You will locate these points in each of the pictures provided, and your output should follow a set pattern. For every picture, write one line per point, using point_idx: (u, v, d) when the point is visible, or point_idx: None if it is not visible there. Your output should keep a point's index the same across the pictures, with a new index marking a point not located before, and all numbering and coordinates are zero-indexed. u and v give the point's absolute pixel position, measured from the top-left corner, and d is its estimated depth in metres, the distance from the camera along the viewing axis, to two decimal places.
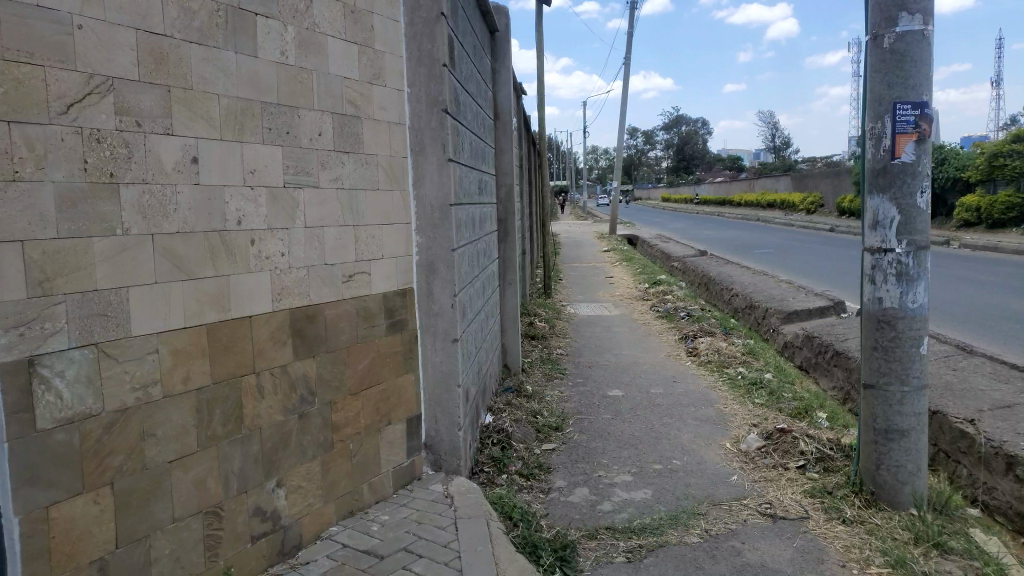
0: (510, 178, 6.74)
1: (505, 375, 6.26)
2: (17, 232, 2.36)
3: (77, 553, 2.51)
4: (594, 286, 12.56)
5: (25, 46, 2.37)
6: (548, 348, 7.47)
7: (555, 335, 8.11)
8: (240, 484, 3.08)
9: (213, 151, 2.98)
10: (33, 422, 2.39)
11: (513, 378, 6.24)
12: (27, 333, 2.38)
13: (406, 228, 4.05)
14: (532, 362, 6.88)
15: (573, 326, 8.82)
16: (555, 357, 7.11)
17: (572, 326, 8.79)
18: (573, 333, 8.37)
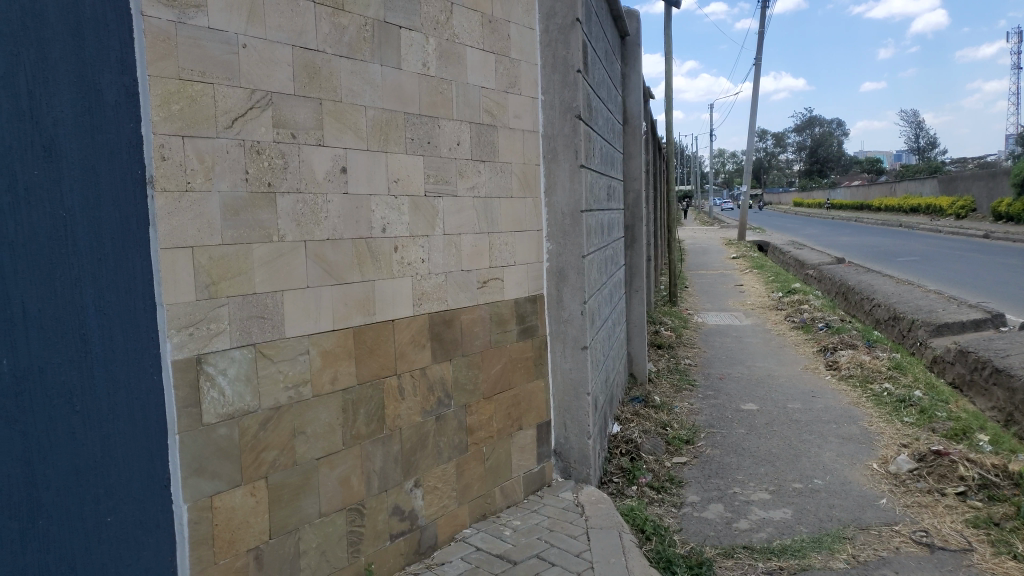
0: (638, 184, 6.65)
1: (632, 385, 6.16)
2: (188, 239, 2.54)
3: (237, 541, 2.67)
4: (721, 295, 12.16)
5: (197, 66, 2.56)
6: (675, 358, 7.30)
7: (683, 345, 7.91)
8: (381, 483, 3.18)
9: (361, 161, 3.10)
10: (200, 416, 2.56)
11: (640, 387, 6.13)
12: (196, 332, 2.56)
13: (538, 235, 4.06)
14: (660, 372, 6.74)
15: (702, 336, 8.57)
16: (683, 367, 6.93)
17: (700, 336, 8.55)
18: (702, 343, 8.13)
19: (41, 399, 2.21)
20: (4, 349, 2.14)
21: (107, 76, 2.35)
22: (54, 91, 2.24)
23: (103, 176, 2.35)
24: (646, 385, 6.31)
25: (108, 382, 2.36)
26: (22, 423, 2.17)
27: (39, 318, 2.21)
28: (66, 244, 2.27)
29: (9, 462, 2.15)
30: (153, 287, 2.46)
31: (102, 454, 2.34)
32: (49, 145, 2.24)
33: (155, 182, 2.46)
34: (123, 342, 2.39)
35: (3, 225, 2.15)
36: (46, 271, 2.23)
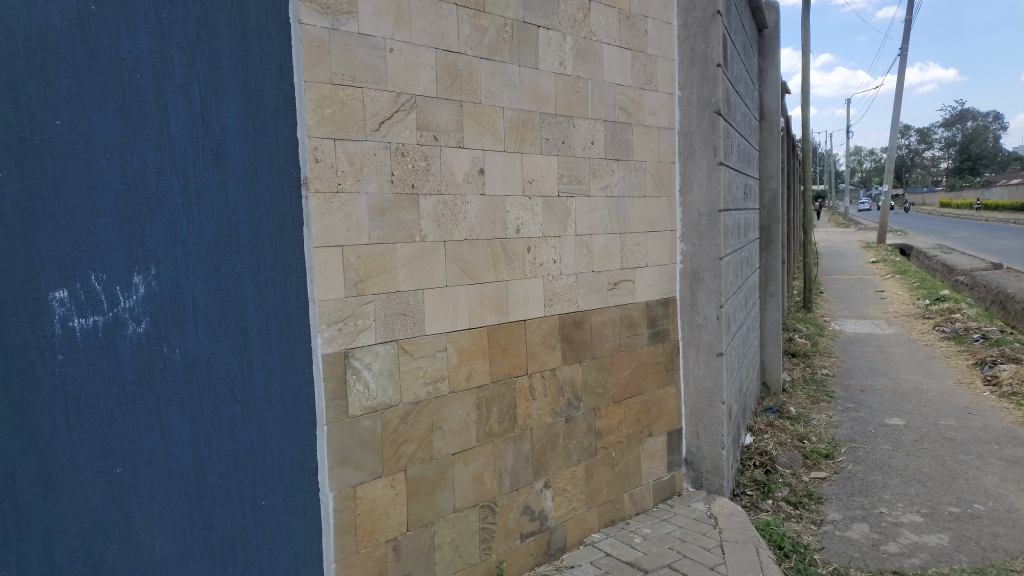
0: (774, 183, 6.38)
1: (764, 395, 5.96)
2: (338, 238, 2.69)
3: (377, 531, 2.77)
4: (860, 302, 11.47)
5: (348, 71, 2.67)
6: (811, 368, 6.96)
7: (820, 354, 7.53)
8: (513, 482, 3.20)
9: (499, 162, 3.13)
10: (346, 408, 2.71)
11: (774, 398, 5.89)
12: (344, 327, 2.71)
13: (671, 236, 3.98)
14: (795, 382, 6.45)
15: (840, 345, 8.12)
16: (820, 378, 6.59)
17: (837, 345, 8.11)
18: (840, 352, 7.69)
19: (208, 385, 2.43)
20: (177, 339, 2.36)
21: (268, 83, 2.53)
22: (222, 99, 2.44)
23: (263, 178, 2.54)
24: (780, 396, 6.07)
25: (265, 372, 2.55)
26: (192, 407, 2.40)
27: (207, 311, 2.43)
28: (230, 242, 2.48)
29: (180, 443, 2.37)
30: (305, 284, 2.63)
31: (258, 440, 2.54)
32: (217, 149, 2.44)
33: (310, 184, 2.62)
34: (278, 335, 2.58)
35: (177, 225, 2.37)
36: (213, 267, 2.44)
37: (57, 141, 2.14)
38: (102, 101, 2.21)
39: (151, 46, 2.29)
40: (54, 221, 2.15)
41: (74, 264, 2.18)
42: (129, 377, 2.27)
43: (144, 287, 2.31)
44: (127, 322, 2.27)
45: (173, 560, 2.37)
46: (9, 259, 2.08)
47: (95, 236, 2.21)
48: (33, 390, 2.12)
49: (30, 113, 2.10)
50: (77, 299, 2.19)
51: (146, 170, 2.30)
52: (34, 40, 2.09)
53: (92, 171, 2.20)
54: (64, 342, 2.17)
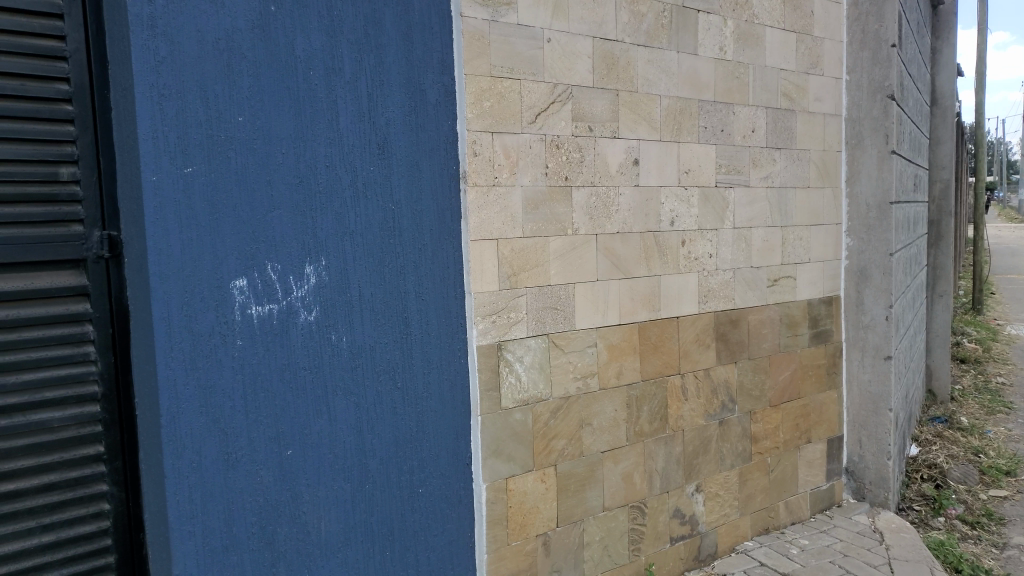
0: (945, 172, 5.91)
1: (930, 404, 5.53)
2: (494, 231, 2.71)
3: (528, 525, 2.80)
4: None
5: (507, 63, 2.68)
6: (983, 376, 6.40)
7: (992, 361, 6.91)
8: (663, 484, 3.11)
9: (654, 152, 3.04)
10: (499, 400, 2.74)
11: (941, 407, 5.46)
12: (497, 320, 2.73)
13: (837, 229, 3.74)
14: (965, 391, 5.94)
15: (1015, 351, 7.41)
16: (994, 388, 6.03)
17: (1012, 351, 7.40)
18: (1016, 360, 7.02)
19: (371, 374, 2.52)
20: (344, 327, 2.46)
21: (430, 77, 2.56)
22: (387, 94, 2.50)
23: (425, 171, 2.58)
24: (948, 405, 5.62)
25: (424, 362, 2.61)
26: (356, 394, 2.49)
27: (372, 301, 2.51)
28: (393, 234, 2.53)
29: (345, 428, 2.48)
30: (463, 276, 2.67)
31: (417, 429, 2.60)
32: (382, 142, 2.50)
33: (468, 178, 2.65)
34: (437, 326, 2.62)
35: (346, 217, 2.45)
36: (378, 259, 2.51)
37: (239, 137, 2.27)
38: (279, 98, 2.32)
39: (324, 44, 2.38)
40: (236, 213, 2.28)
41: (253, 255, 2.31)
42: (301, 363, 2.39)
43: (315, 277, 2.41)
44: (299, 311, 2.38)
45: (338, 541, 2.48)
46: (198, 249, 2.23)
47: (272, 228, 2.33)
48: (217, 373, 2.27)
49: (216, 110, 2.23)
50: (256, 288, 2.32)
51: (318, 164, 2.40)
52: (221, 42, 2.22)
53: (270, 165, 2.32)
54: (243, 328, 2.30)
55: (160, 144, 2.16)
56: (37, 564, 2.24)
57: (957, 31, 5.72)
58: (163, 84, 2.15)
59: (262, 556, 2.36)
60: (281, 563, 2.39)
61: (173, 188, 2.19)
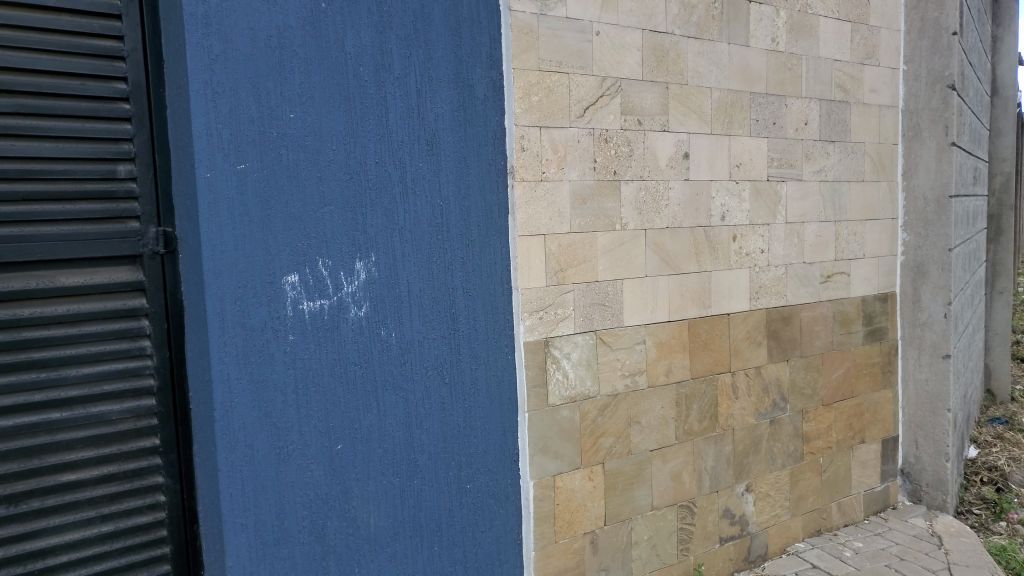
0: (1003, 164, 5.73)
1: (986, 404, 5.38)
2: (542, 227, 2.68)
3: (576, 523, 2.78)
4: None
5: (555, 57, 2.66)
6: None
7: None
8: (713, 483, 3.07)
9: (704, 146, 2.99)
10: (546, 397, 2.72)
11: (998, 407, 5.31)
12: (544, 316, 2.71)
13: (892, 224, 3.64)
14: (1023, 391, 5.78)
15: None
16: None
17: None
18: None
19: (420, 369, 2.53)
20: (393, 323, 2.47)
21: (478, 72, 2.55)
22: (435, 89, 2.49)
23: (473, 167, 2.57)
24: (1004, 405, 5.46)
25: (471, 358, 2.61)
26: (405, 389, 2.50)
27: (420, 297, 2.51)
28: (442, 230, 2.53)
29: (394, 423, 2.49)
30: (510, 272, 2.65)
31: (464, 425, 2.61)
32: (431, 138, 2.50)
33: (516, 173, 2.63)
34: (484, 322, 2.62)
35: (395, 213, 2.46)
36: (426, 255, 2.51)
37: (291, 134, 2.28)
38: (329, 94, 2.33)
39: (373, 40, 2.38)
40: (288, 209, 2.29)
41: (304, 251, 2.32)
42: (351, 358, 2.41)
43: (364, 273, 2.42)
44: (349, 306, 2.40)
45: (387, 536, 2.50)
46: (250, 245, 2.25)
47: (323, 224, 2.35)
48: (269, 367, 2.29)
49: (268, 107, 2.25)
50: (307, 283, 2.34)
51: (368, 160, 2.40)
52: (272, 39, 2.24)
53: (320, 161, 2.33)
54: (295, 323, 2.32)
55: (214, 141, 2.18)
56: (96, 553, 2.30)
57: (1017, 17, 5.54)
58: (217, 81, 2.17)
59: (312, 549, 2.39)
60: (331, 557, 2.42)
61: (227, 184, 2.21)
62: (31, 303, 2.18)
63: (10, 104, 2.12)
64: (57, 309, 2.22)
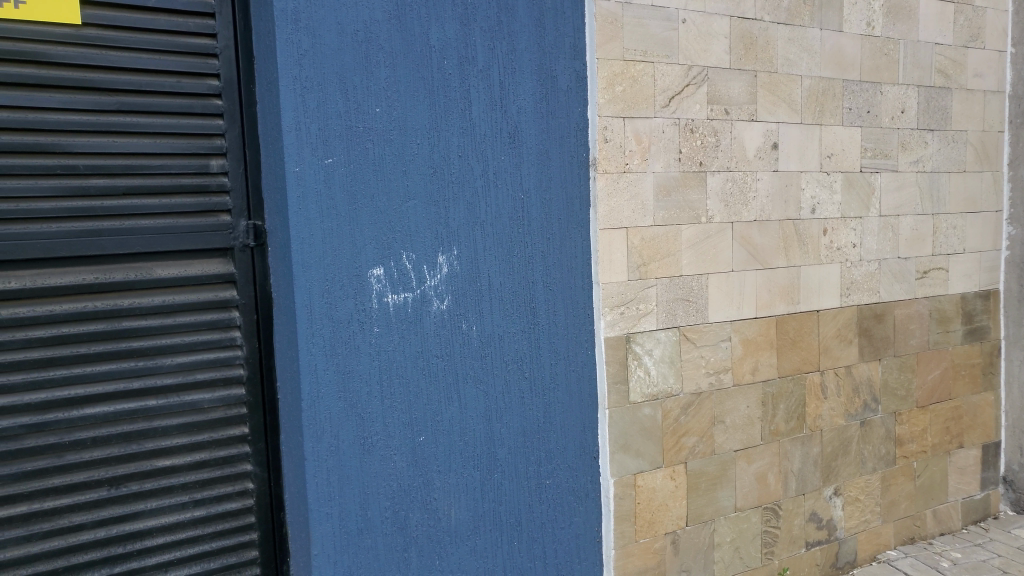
0: None
1: None
2: (624, 220, 2.63)
3: (656, 522, 2.74)
4: None
5: (640, 46, 2.60)
6: None
7: None
8: (799, 486, 2.98)
9: (794, 136, 2.89)
10: (627, 393, 2.68)
11: None
12: (626, 312, 2.66)
13: (997, 217, 3.45)
14: None
15: None
16: None
17: None
18: None
19: (500, 363, 2.51)
20: (474, 317, 2.47)
21: (562, 62, 2.52)
22: (519, 81, 2.47)
23: (555, 159, 2.54)
24: None
25: (552, 353, 2.58)
26: (485, 383, 2.50)
27: (501, 291, 2.50)
28: (523, 224, 2.51)
29: (474, 417, 2.49)
30: (592, 266, 2.61)
31: (544, 420, 2.59)
32: (514, 131, 2.48)
33: (598, 165, 2.58)
34: (565, 316, 2.59)
35: (477, 207, 2.45)
36: (508, 248, 2.50)
37: (376, 128, 2.30)
38: (414, 88, 2.33)
39: (457, 32, 2.37)
40: (373, 203, 2.31)
41: (389, 244, 2.34)
42: (433, 351, 2.42)
43: (447, 267, 2.42)
44: (432, 300, 2.41)
45: (467, 529, 2.51)
46: (337, 238, 2.27)
47: (407, 217, 2.35)
48: (354, 359, 2.31)
49: (355, 102, 2.27)
50: (391, 277, 2.35)
51: (451, 154, 2.40)
52: (359, 34, 2.25)
53: (405, 155, 2.34)
54: (379, 316, 2.34)
55: (302, 136, 2.21)
56: (189, 536, 2.37)
57: None
58: (306, 76, 2.20)
59: (395, 540, 2.42)
60: (413, 548, 2.44)
61: (315, 178, 2.23)
62: (129, 294, 2.26)
63: (112, 102, 2.19)
64: (153, 299, 2.29)
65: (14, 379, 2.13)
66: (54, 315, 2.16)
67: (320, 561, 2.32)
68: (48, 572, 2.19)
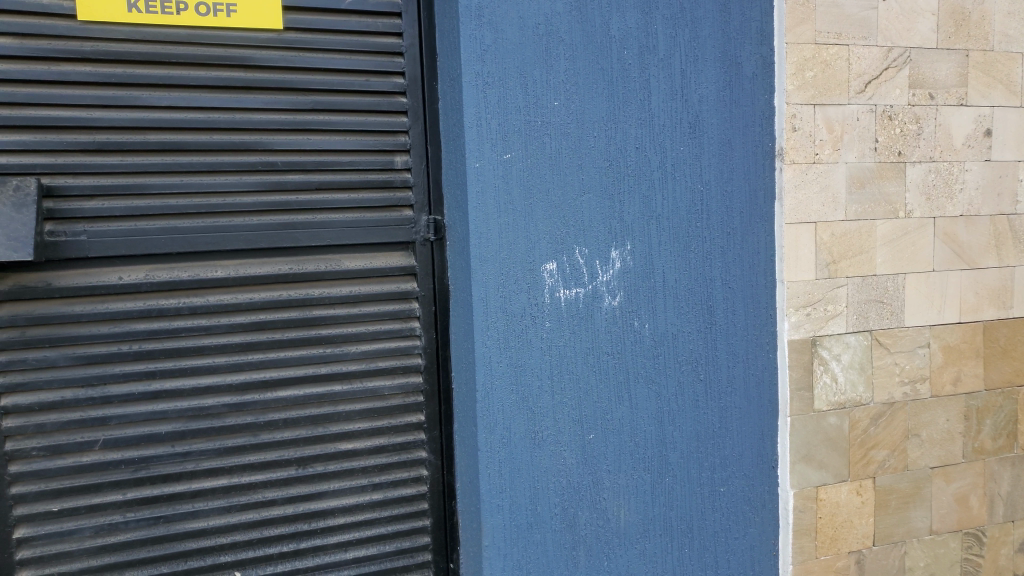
0: None
1: None
2: (812, 214, 2.48)
3: (839, 540, 2.59)
4: None
5: (834, 28, 2.44)
6: None
7: None
8: (1007, 512, 2.75)
9: (1011, 121, 2.64)
10: (812, 401, 2.53)
11: None
12: (813, 313, 2.51)
13: None
14: None
15: None
16: None
17: None
18: None
19: (674, 363, 2.43)
20: (648, 315, 2.40)
21: (748, 48, 2.41)
22: (701, 69, 2.38)
23: (737, 150, 2.43)
24: None
25: (728, 354, 2.48)
26: (658, 383, 2.43)
27: (676, 288, 2.41)
28: (701, 218, 2.42)
29: (646, 418, 2.43)
30: (775, 262, 2.49)
31: (720, 425, 2.50)
32: (694, 121, 2.39)
33: (784, 155, 2.44)
34: (744, 315, 2.48)
35: (653, 201, 2.37)
36: (685, 244, 2.41)
37: (554, 121, 2.28)
38: (593, 80, 2.30)
39: (639, 21, 2.31)
40: (548, 197, 2.29)
41: (563, 240, 2.31)
42: (605, 348, 2.37)
43: (621, 262, 2.37)
44: (604, 296, 2.36)
45: (636, 532, 2.45)
46: (513, 232, 2.27)
47: (582, 212, 2.32)
48: (527, 353, 2.31)
49: (534, 96, 2.26)
50: (564, 272, 2.33)
51: (629, 145, 2.34)
52: (540, 27, 2.24)
53: (581, 149, 2.30)
54: (552, 312, 2.33)
55: (483, 131, 2.22)
56: (368, 519, 2.47)
57: None
58: (488, 72, 2.21)
59: (563, 538, 2.40)
60: (581, 547, 2.42)
61: (494, 173, 2.24)
62: (320, 284, 2.38)
63: (307, 102, 2.30)
64: (340, 290, 2.40)
65: (219, 361, 2.30)
66: (253, 303, 2.31)
67: (490, 552, 2.34)
68: (244, 542, 2.36)
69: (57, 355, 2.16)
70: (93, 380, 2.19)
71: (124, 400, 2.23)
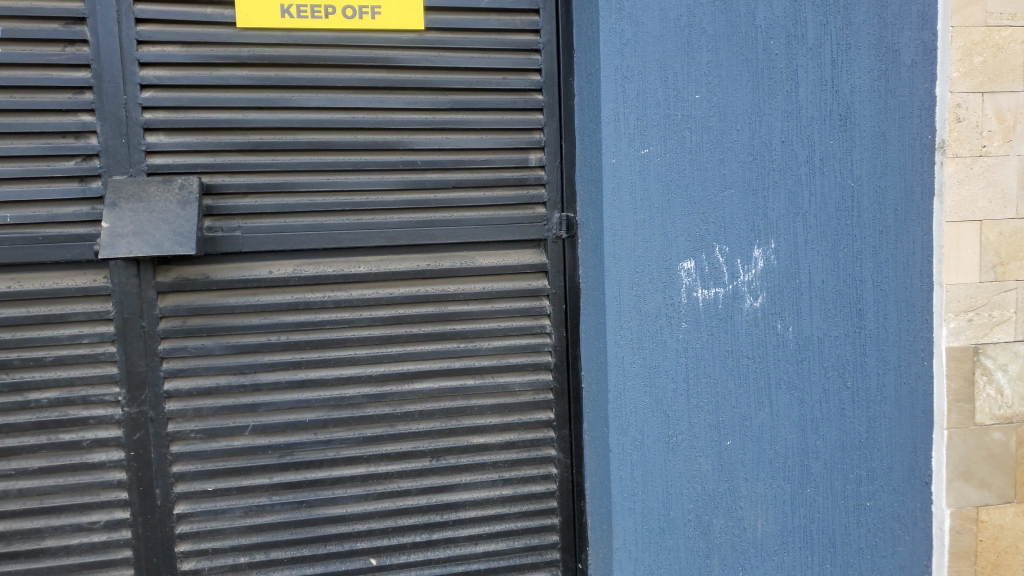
0: None
1: None
2: (978, 212, 2.29)
3: (1002, 567, 2.39)
4: None
5: (1008, 8, 2.25)
6: None
7: None
8: None
9: None
10: (973, 414, 2.34)
11: None
12: (977, 318, 2.31)
13: None
14: None
15: None
16: None
17: None
18: None
19: (818, 368, 2.31)
20: (791, 317, 2.29)
21: (907, 34, 2.25)
22: (854, 57, 2.24)
23: (893, 143, 2.28)
24: None
25: (879, 360, 2.33)
26: (801, 390, 2.31)
27: (823, 289, 2.29)
28: (852, 215, 2.28)
29: (787, 425, 2.32)
30: (933, 264, 2.31)
31: (868, 435, 2.35)
32: (845, 113, 2.25)
33: (946, 148, 2.27)
34: (898, 320, 2.32)
35: (799, 197, 2.26)
36: (833, 242, 2.28)
37: (694, 115, 2.20)
38: (737, 72, 2.20)
39: (787, 9, 2.20)
40: (687, 193, 2.21)
41: (702, 237, 2.23)
42: (744, 351, 2.28)
43: (763, 261, 2.26)
44: (745, 296, 2.27)
45: (774, 544, 2.35)
46: (650, 229, 2.21)
47: (722, 209, 2.23)
48: (662, 354, 2.25)
49: (675, 89, 2.19)
50: (702, 270, 2.24)
51: (774, 140, 2.24)
52: (682, 19, 2.17)
53: (723, 143, 2.22)
54: (689, 312, 2.25)
55: (621, 126, 2.17)
56: (498, 513, 2.48)
57: None
58: (627, 66, 2.16)
59: (697, 545, 2.32)
60: (715, 556, 2.33)
61: (631, 169, 2.18)
62: (455, 280, 2.42)
63: (446, 101, 2.34)
64: (475, 287, 2.43)
65: (360, 353, 2.37)
66: (392, 297, 2.37)
67: (621, 555, 2.29)
68: (379, 529, 2.42)
69: (213, 344, 2.29)
70: (245, 369, 2.31)
71: (272, 388, 2.34)
